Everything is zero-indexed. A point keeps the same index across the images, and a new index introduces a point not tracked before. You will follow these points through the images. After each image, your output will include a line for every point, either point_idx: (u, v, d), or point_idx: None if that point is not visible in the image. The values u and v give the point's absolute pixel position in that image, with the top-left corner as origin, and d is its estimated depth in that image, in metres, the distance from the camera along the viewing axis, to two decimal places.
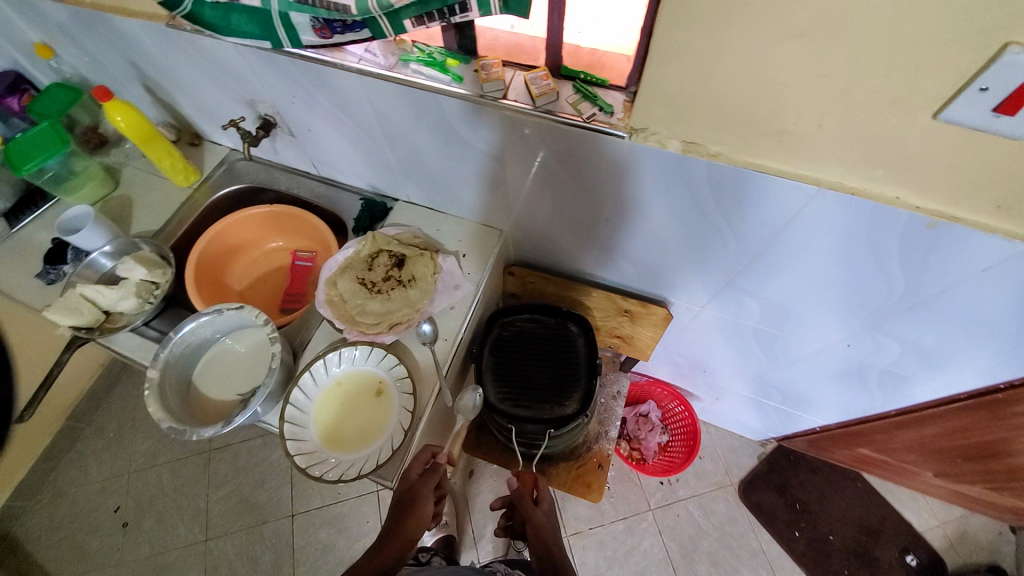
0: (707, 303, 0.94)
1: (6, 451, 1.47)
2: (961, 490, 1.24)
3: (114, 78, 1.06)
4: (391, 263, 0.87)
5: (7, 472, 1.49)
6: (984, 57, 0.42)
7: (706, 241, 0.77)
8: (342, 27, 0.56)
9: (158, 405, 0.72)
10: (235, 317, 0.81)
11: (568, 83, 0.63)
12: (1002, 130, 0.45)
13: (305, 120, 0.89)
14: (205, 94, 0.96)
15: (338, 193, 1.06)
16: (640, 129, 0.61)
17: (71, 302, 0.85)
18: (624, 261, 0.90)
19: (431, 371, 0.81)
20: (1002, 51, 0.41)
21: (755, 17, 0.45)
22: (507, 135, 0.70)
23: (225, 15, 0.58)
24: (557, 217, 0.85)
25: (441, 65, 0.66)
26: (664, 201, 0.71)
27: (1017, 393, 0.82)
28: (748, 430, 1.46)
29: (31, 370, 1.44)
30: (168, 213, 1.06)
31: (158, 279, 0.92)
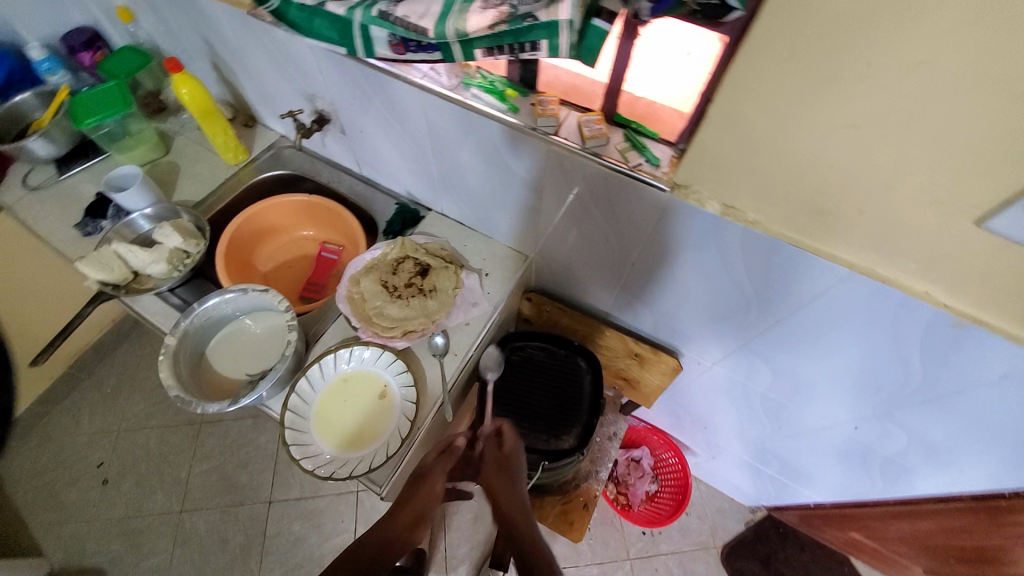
0: (720, 360, 0.93)
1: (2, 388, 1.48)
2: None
3: (185, 51, 1.11)
4: (415, 271, 0.88)
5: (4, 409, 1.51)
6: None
7: (729, 300, 0.77)
8: (417, 47, 0.58)
9: (169, 371, 0.73)
10: (258, 298, 0.83)
11: (620, 131, 0.65)
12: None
13: (358, 121, 0.93)
14: (269, 82, 1.00)
15: (375, 194, 1.08)
16: (683, 185, 0.63)
17: (104, 258, 0.88)
18: (643, 305, 0.91)
19: (437, 383, 0.82)
20: None
21: (813, 102, 0.47)
22: (551, 168, 0.72)
23: (308, 17, 0.61)
24: (585, 252, 0.87)
25: (500, 94, 0.68)
26: (692, 256, 0.72)
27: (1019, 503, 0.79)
28: (740, 493, 1.43)
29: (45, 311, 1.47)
30: (211, 187, 1.09)
31: (191, 249, 0.94)
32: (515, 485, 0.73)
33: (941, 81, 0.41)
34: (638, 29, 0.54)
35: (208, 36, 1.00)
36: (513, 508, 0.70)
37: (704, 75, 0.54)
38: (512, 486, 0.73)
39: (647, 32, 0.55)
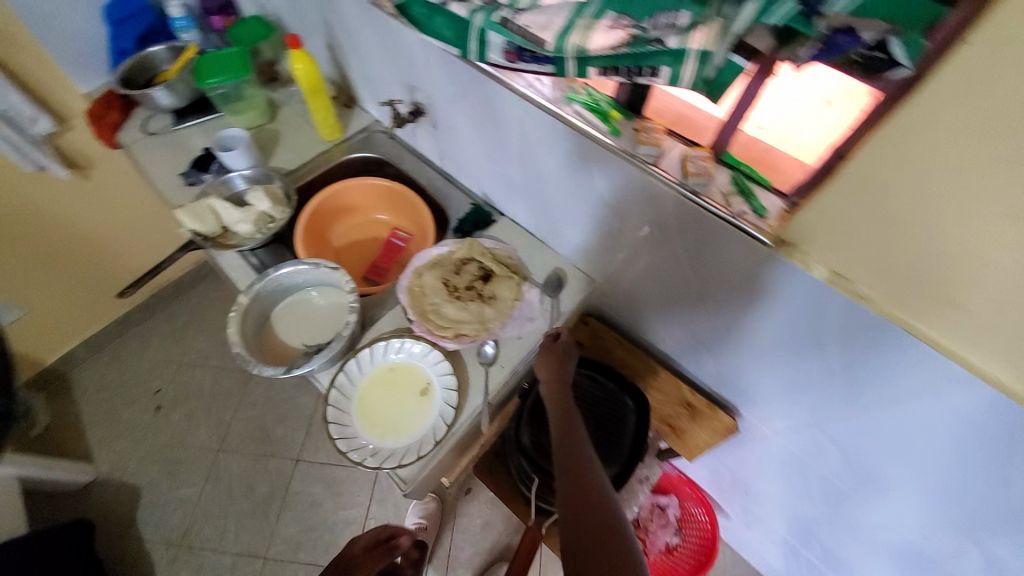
0: (782, 431, 0.85)
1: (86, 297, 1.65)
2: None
3: (306, 28, 1.18)
4: (479, 274, 0.88)
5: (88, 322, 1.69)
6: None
7: (810, 370, 0.70)
8: (531, 58, 0.57)
9: (237, 328, 0.77)
10: (327, 273, 0.85)
11: (727, 172, 0.60)
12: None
13: (452, 117, 0.94)
14: (375, 67, 1.04)
15: (452, 190, 1.09)
16: (789, 243, 0.57)
17: (201, 210, 0.94)
18: (706, 353, 0.85)
19: (479, 390, 0.80)
20: None
21: (971, 180, 0.40)
22: (642, 199, 0.69)
23: (430, 15, 0.61)
24: (657, 288, 0.82)
25: (603, 113, 0.66)
26: (778, 316, 0.67)
27: None
28: (770, 570, 1.31)
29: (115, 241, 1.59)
30: (304, 158, 1.15)
31: (276, 215, 0.99)
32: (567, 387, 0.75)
33: None
34: (772, 69, 0.49)
35: (328, 16, 1.05)
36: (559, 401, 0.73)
37: (840, 129, 0.48)
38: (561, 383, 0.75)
39: (781, 73, 0.50)
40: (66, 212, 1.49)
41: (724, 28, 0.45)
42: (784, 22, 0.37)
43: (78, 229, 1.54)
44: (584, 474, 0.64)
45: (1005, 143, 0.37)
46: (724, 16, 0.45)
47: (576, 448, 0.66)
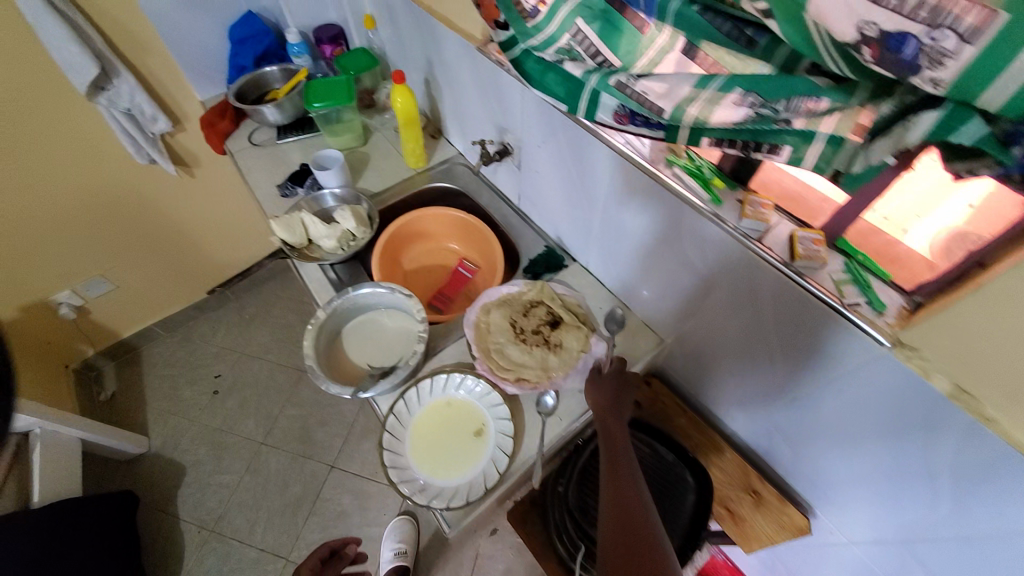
0: (862, 541, 0.76)
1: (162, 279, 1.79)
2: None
3: (409, 64, 1.26)
4: (546, 319, 0.86)
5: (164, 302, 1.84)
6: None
7: (906, 481, 0.63)
8: (642, 122, 0.57)
9: (312, 341, 0.80)
10: (402, 299, 0.87)
11: (840, 258, 0.58)
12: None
13: (538, 161, 0.96)
14: (469, 105, 1.09)
15: (525, 228, 1.10)
16: (907, 345, 0.52)
17: (292, 221, 1.01)
18: (781, 438, 0.78)
19: (534, 440, 0.78)
20: None
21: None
22: (736, 271, 0.66)
23: (542, 71, 0.64)
24: (733, 360, 0.77)
25: (706, 181, 0.64)
26: (876, 416, 0.61)
27: None
28: None
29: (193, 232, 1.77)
30: (389, 182, 1.21)
31: (358, 233, 1.04)
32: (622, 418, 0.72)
33: None
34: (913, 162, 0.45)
35: (431, 54, 1.12)
36: (614, 432, 0.70)
37: (987, 232, 0.43)
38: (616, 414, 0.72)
39: (921, 165, 0.46)
40: (169, 202, 1.64)
41: (891, 130, 0.42)
42: (970, 143, 0.34)
43: (175, 218, 1.69)
44: (640, 522, 0.60)
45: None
46: (884, 114, 0.42)
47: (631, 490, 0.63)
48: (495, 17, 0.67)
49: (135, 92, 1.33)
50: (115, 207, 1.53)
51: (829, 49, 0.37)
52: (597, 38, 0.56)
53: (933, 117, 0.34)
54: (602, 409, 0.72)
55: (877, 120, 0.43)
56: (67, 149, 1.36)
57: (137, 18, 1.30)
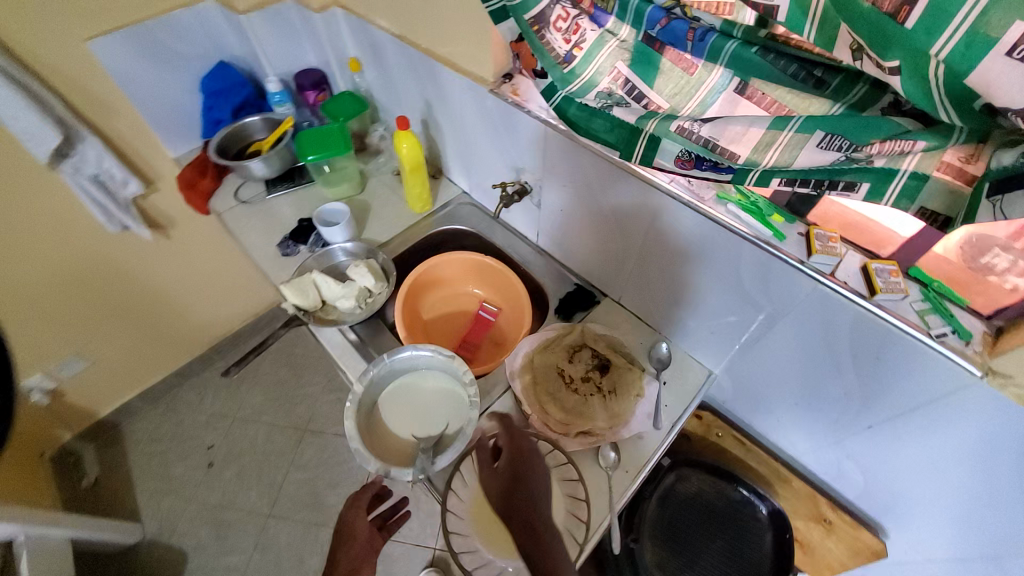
0: (942, 556, 0.74)
1: (141, 350, 1.66)
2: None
3: (403, 106, 1.23)
4: (593, 364, 0.83)
5: (143, 374, 1.71)
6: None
7: (999, 497, 0.61)
8: (709, 166, 0.57)
9: (353, 421, 0.74)
10: (443, 359, 0.82)
11: (916, 286, 0.56)
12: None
13: (561, 201, 0.93)
14: (477, 146, 1.06)
15: (547, 266, 1.07)
16: (1003, 374, 0.51)
17: (303, 284, 0.96)
18: (850, 464, 0.75)
19: (603, 501, 0.73)
20: None
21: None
22: (801, 305, 0.64)
23: (587, 116, 0.64)
24: (798, 388, 0.75)
25: (764, 217, 0.63)
26: (965, 443, 0.59)
27: None
28: None
29: (172, 297, 1.64)
30: (396, 230, 1.16)
31: (376, 289, 0.99)
32: (523, 483, 0.68)
33: None
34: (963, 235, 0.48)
35: (431, 96, 1.09)
36: (518, 500, 0.66)
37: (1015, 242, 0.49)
38: (510, 487, 0.68)
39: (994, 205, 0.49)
40: (148, 269, 1.53)
41: None
42: None
43: (156, 285, 1.57)
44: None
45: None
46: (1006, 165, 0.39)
47: (547, 547, 0.60)
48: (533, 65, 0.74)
49: (103, 157, 1.23)
50: (88, 281, 1.41)
51: (945, 104, 0.39)
52: (633, 75, 0.61)
53: None
54: (503, 491, 0.68)
55: (999, 171, 0.39)
56: (31, 226, 1.24)
57: (103, 81, 1.21)
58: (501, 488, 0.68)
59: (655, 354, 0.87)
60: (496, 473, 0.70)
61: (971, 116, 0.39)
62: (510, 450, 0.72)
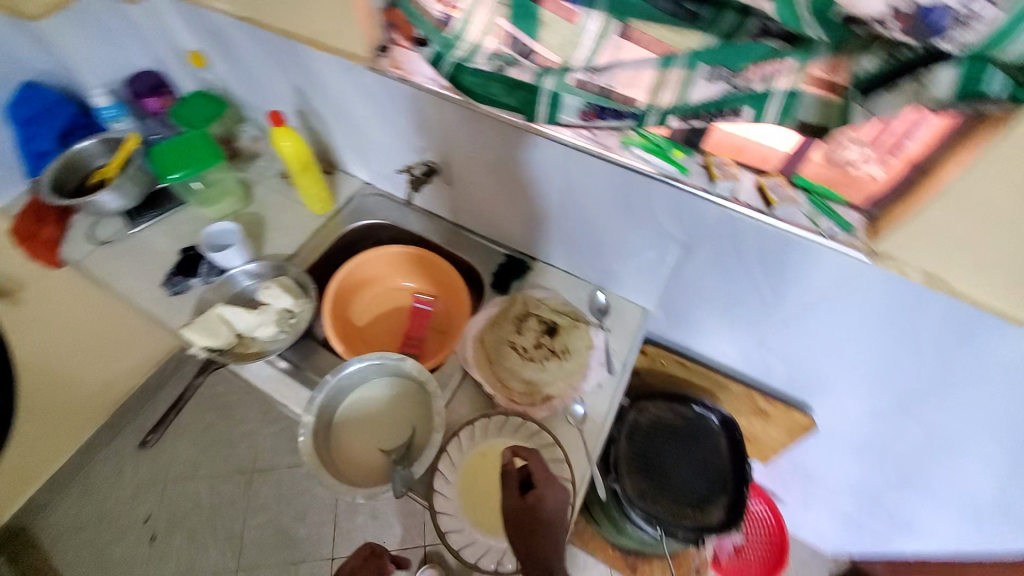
0: (855, 417, 0.87)
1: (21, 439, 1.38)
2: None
3: (273, 99, 1.09)
4: (542, 330, 0.83)
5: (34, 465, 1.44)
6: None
7: (892, 359, 0.71)
8: (612, 114, 0.58)
9: (313, 454, 0.69)
10: (393, 363, 0.78)
11: (801, 193, 0.61)
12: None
13: (473, 174, 0.90)
14: (370, 132, 0.98)
15: (471, 242, 1.04)
16: (883, 254, 0.59)
17: (210, 322, 0.87)
18: (774, 358, 0.85)
19: (580, 455, 0.76)
20: None
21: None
22: (714, 229, 0.69)
23: (485, 83, 0.62)
24: (724, 305, 0.81)
25: (666, 155, 0.65)
26: (863, 320, 0.68)
27: None
28: (821, 538, 1.39)
29: (44, 370, 1.37)
30: (301, 238, 1.06)
31: (296, 308, 0.91)
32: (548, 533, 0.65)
33: None
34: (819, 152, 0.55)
35: (303, 84, 0.98)
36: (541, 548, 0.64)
37: (865, 135, 0.51)
38: (533, 533, 0.65)
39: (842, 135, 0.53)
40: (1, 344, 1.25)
41: (897, 85, 0.42)
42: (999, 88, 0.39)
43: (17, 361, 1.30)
44: None
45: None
46: (869, 69, 0.43)
47: None
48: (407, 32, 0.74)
49: None
50: None
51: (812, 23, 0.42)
52: (516, 30, 0.57)
53: (954, 74, 0.39)
54: (521, 534, 0.65)
55: (865, 76, 0.43)
56: None
57: None
58: (521, 533, 0.65)
59: (596, 303, 0.91)
60: (518, 510, 0.67)
61: (830, 28, 0.42)
62: (538, 487, 0.68)
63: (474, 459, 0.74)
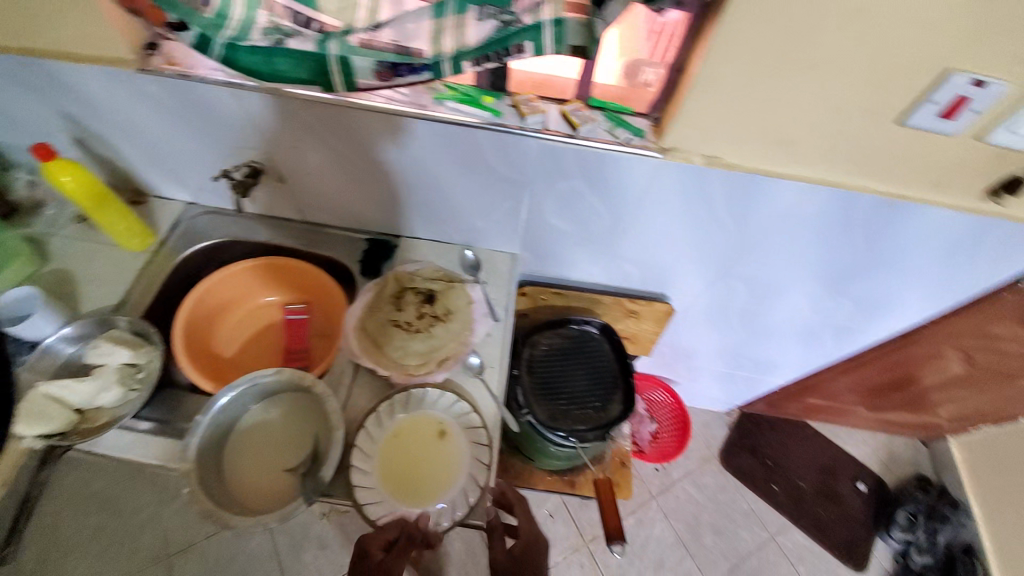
0: (701, 292, 1.04)
1: None
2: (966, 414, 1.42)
3: (30, 131, 0.89)
4: (421, 300, 0.85)
5: None
6: (937, 73, 0.58)
7: (709, 235, 0.86)
8: (407, 70, 0.58)
9: (204, 499, 0.64)
10: (271, 380, 0.73)
11: (598, 112, 0.71)
12: (946, 129, 0.63)
13: (305, 163, 0.85)
14: (171, 145, 0.86)
15: (328, 237, 0.99)
16: (671, 148, 0.70)
17: (34, 407, 0.72)
18: (630, 264, 0.97)
19: (489, 401, 0.79)
20: (946, 73, 0.57)
21: (797, 34, 0.55)
22: (542, 163, 0.75)
23: (266, 60, 0.59)
24: (575, 230, 0.90)
25: (479, 101, 0.70)
26: (680, 208, 0.80)
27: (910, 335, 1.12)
28: (714, 401, 1.66)
29: None
30: (126, 283, 0.91)
31: (142, 359, 0.80)
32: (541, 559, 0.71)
33: (861, 34, 0.54)
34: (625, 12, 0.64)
35: (63, 104, 0.82)
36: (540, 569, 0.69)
37: (655, 58, 0.66)
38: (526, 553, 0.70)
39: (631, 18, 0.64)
40: None
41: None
42: None
43: None
44: None
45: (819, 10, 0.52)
46: None
47: None
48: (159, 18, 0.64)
49: None
50: None
51: None
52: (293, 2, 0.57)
53: None
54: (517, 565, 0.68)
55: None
56: None
57: None
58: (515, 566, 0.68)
59: (465, 259, 0.94)
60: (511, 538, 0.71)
61: None
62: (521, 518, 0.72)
63: (388, 441, 0.74)
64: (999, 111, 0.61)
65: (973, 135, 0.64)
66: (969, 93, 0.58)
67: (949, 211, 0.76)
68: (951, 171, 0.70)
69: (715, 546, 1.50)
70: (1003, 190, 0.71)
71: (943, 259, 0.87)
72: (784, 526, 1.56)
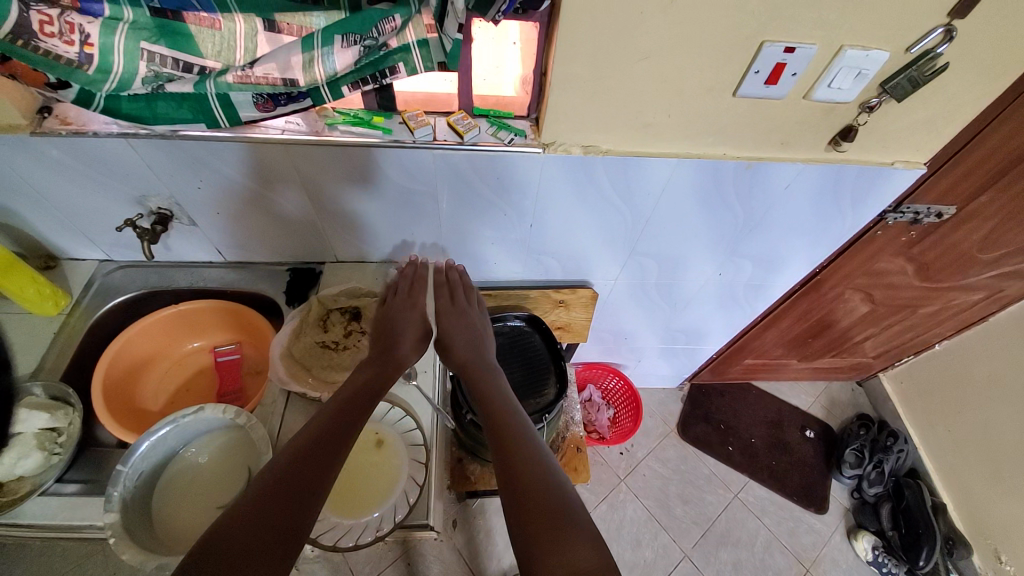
0: (619, 273, 1.12)
1: None
2: (885, 347, 1.60)
3: None
4: (347, 319, 0.88)
5: None
6: (754, 46, 0.68)
7: (609, 218, 0.94)
8: (286, 98, 0.66)
9: (133, 547, 0.62)
10: (193, 419, 0.73)
11: (482, 120, 0.78)
12: (775, 93, 0.74)
13: (212, 204, 0.86)
14: (71, 203, 0.85)
15: (252, 273, 1.00)
16: (550, 143, 0.79)
17: None
18: (548, 257, 1.04)
19: (425, 405, 0.83)
20: (761, 45, 0.67)
21: (630, 28, 0.64)
22: (440, 171, 0.81)
23: (149, 103, 0.64)
24: (487, 231, 0.95)
25: (369, 122, 0.75)
26: (575, 196, 0.88)
27: (808, 285, 1.24)
28: (662, 378, 1.76)
29: None
30: (39, 350, 0.87)
31: (61, 422, 0.77)
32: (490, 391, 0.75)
33: (682, 24, 0.64)
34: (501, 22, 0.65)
35: None
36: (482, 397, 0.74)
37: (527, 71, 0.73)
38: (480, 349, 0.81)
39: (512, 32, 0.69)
40: None
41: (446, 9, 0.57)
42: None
43: None
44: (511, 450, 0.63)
45: (636, 6, 0.61)
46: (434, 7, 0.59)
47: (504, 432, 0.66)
48: (42, 79, 0.60)
49: None
50: None
51: None
52: (172, 51, 0.58)
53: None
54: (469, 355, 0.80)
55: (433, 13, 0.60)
56: None
57: None
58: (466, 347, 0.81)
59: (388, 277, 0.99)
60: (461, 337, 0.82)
61: None
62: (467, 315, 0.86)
63: None
64: (814, 73, 0.72)
65: (801, 94, 0.75)
66: (783, 61, 0.69)
67: (802, 164, 0.88)
68: (793, 131, 0.82)
69: (685, 515, 1.56)
70: (841, 139, 0.83)
71: (814, 208, 0.99)
72: (745, 483, 1.65)
